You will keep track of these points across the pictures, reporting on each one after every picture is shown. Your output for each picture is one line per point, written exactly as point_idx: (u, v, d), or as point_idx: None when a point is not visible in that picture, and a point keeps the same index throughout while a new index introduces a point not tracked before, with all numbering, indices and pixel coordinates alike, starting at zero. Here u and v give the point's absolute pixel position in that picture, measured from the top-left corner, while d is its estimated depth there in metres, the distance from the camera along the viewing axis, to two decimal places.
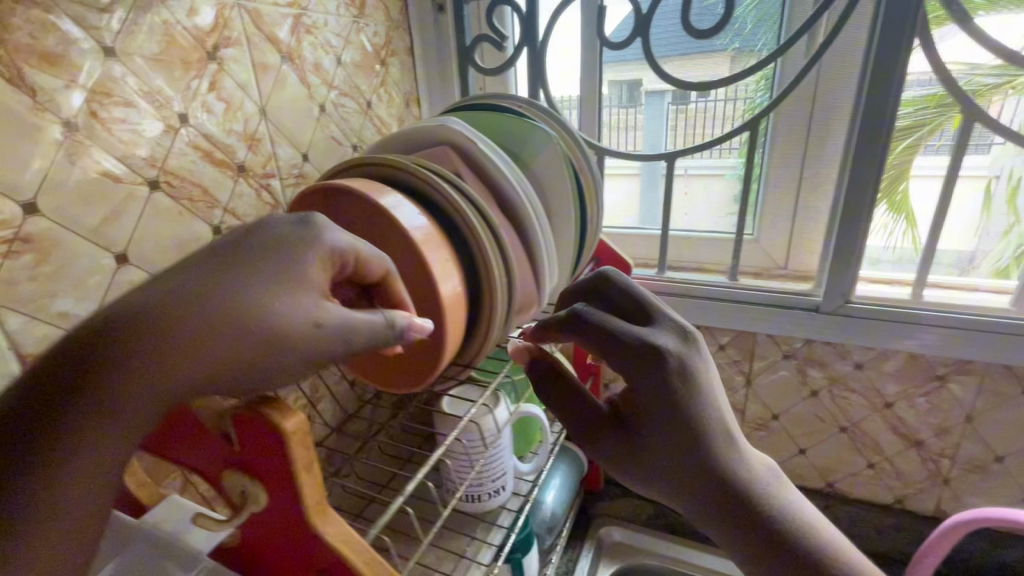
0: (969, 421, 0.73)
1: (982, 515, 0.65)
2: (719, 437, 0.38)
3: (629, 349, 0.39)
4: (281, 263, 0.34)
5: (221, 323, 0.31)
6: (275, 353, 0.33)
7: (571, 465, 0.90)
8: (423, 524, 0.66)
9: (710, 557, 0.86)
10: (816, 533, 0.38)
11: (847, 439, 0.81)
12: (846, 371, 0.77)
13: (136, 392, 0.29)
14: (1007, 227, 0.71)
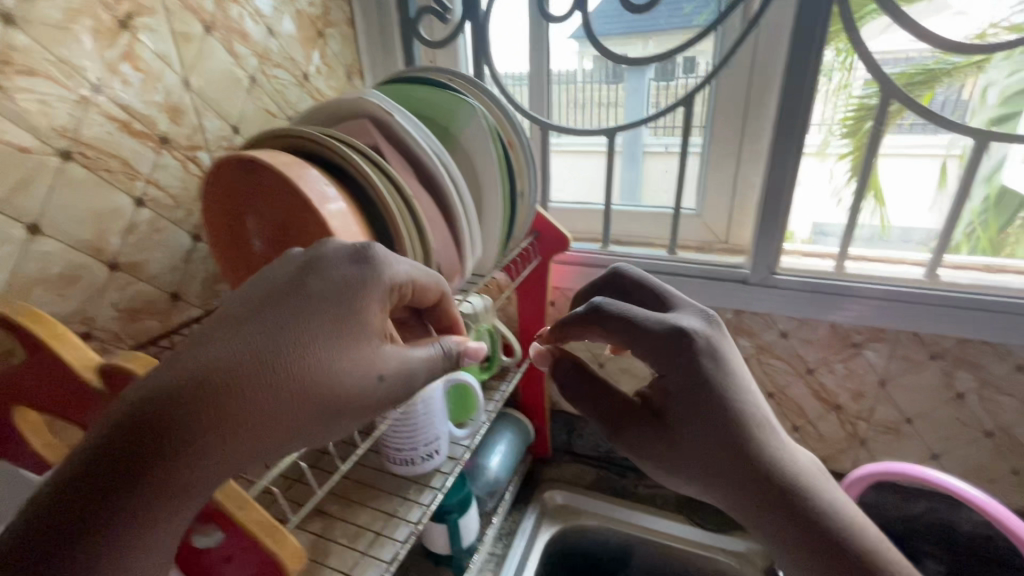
0: (882, 384, 0.77)
1: (884, 469, 0.70)
2: (743, 414, 0.45)
3: (653, 338, 0.47)
4: (356, 310, 0.41)
5: (309, 369, 0.38)
6: (356, 392, 0.40)
7: (518, 433, 0.93)
8: (358, 486, 0.67)
9: (647, 517, 0.90)
10: (833, 502, 0.44)
11: (774, 404, 0.85)
12: (773, 340, 0.81)
13: (237, 432, 0.35)
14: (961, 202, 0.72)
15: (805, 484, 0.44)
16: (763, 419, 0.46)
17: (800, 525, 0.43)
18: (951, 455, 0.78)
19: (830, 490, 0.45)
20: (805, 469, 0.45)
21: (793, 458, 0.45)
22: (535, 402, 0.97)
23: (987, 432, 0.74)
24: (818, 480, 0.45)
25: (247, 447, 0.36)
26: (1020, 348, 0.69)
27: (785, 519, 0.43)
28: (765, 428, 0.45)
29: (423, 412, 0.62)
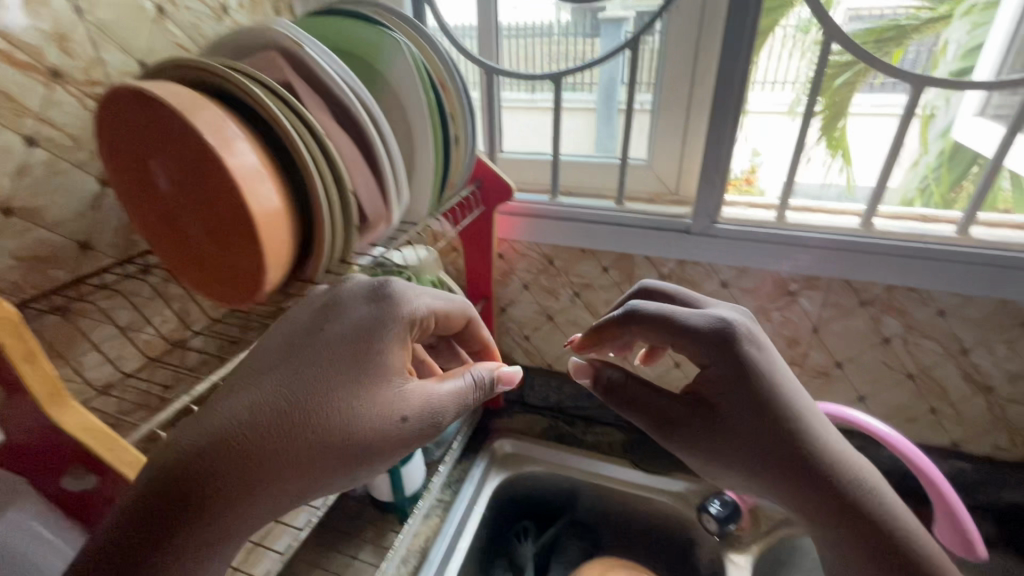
0: (815, 331, 0.80)
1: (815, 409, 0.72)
2: (802, 412, 0.48)
3: (702, 337, 0.49)
4: (375, 353, 0.46)
5: (341, 412, 0.43)
6: (380, 436, 0.44)
7: None
8: None
9: (593, 463, 0.93)
10: (875, 496, 0.48)
11: None
12: (713, 289, 0.82)
13: (264, 480, 0.39)
14: (917, 158, 0.75)
15: (855, 480, 0.48)
16: (816, 418, 0.49)
17: (851, 520, 0.47)
18: (876, 397, 0.81)
19: (875, 484, 0.49)
20: (856, 467, 0.49)
21: (846, 455, 0.49)
22: None
23: (909, 374, 0.78)
24: (867, 477, 0.49)
25: (281, 490, 0.40)
26: (943, 294, 0.71)
27: (837, 513, 0.47)
28: (821, 426, 0.49)
29: None
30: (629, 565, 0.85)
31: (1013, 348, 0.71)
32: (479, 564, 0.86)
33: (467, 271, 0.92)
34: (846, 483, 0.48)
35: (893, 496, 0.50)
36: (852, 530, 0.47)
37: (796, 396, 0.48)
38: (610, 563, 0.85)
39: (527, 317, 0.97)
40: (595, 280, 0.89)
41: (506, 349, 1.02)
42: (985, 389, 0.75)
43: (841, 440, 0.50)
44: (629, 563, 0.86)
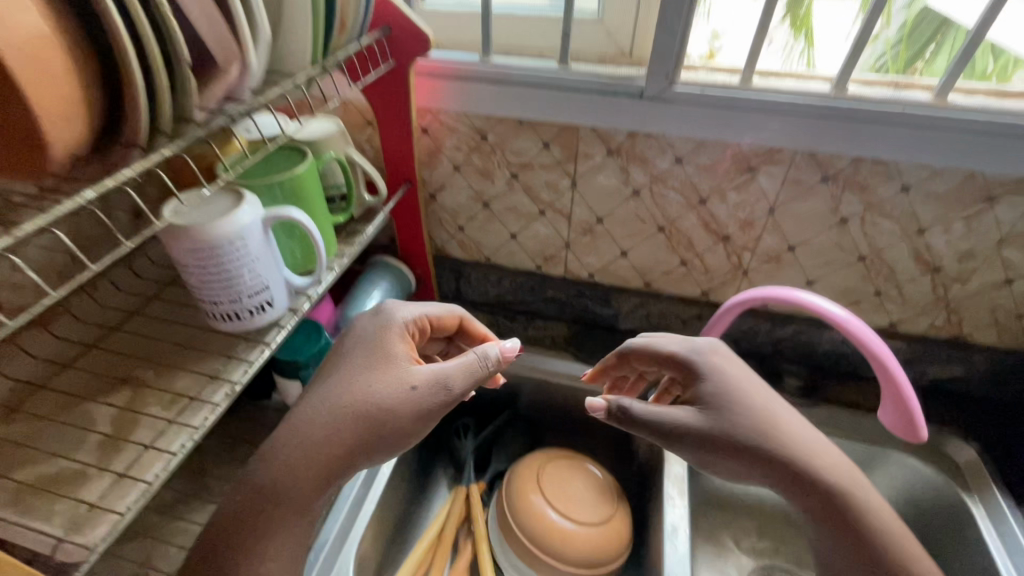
0: (771, 212, 0.73)
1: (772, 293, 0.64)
2: (769, 416, 0.57)
3: (674, 356, 0.62)
4: (381, 349, 0.56)
5: (368, 398, 0.52)
6: (395, 415, 0.52)
7: (396, 283, 0.86)
8: (160, 353, 0.56)
9: (534, 359, 0.89)
10: (842, 483, 0.55)
11: (664, 237, 0.80)
12: (666, 167, 0.73)
13: (303, 480, 0.49)
14: (879, 29, 0.67)
15: (823, 471, 0.55)
16: (784, 418, 0.57)
17: (819, 504, 0.55)
18: (825, 281, 0.78)
19: (842, 473, 0.56)
20: (823, 459, 0.56)
21: (814, 449, 0.56)
22: (414, 249, 0.87)
23: (861, 256, 0.74)
24: (835, 471, 0.56)
25: (322, 476, 0.50)
26: (911, 167, 0.65)
27: (807, 498, 0.55)
28: (787, 427, 0.57)
29: (243, 255, 0.51)
30: (570, 455, 0.83)
31: (969, 225, 0.68)
32: (416, 466, 0.84)
33: (383, 148, 0.77)
34: (814, 473, 0.55)
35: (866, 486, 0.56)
36: (816, 509, 0.55)
37: (764, 399, 0.58)
38: (552, 453, 0.83)
39: (460, 204, 0.85)
40: (535, 159, 0.77)
41: (438, 242, 0.92)
42: (933, 269, 0.72)
43: (815, 436, 0.58)
44: (570, 452, 0.84)
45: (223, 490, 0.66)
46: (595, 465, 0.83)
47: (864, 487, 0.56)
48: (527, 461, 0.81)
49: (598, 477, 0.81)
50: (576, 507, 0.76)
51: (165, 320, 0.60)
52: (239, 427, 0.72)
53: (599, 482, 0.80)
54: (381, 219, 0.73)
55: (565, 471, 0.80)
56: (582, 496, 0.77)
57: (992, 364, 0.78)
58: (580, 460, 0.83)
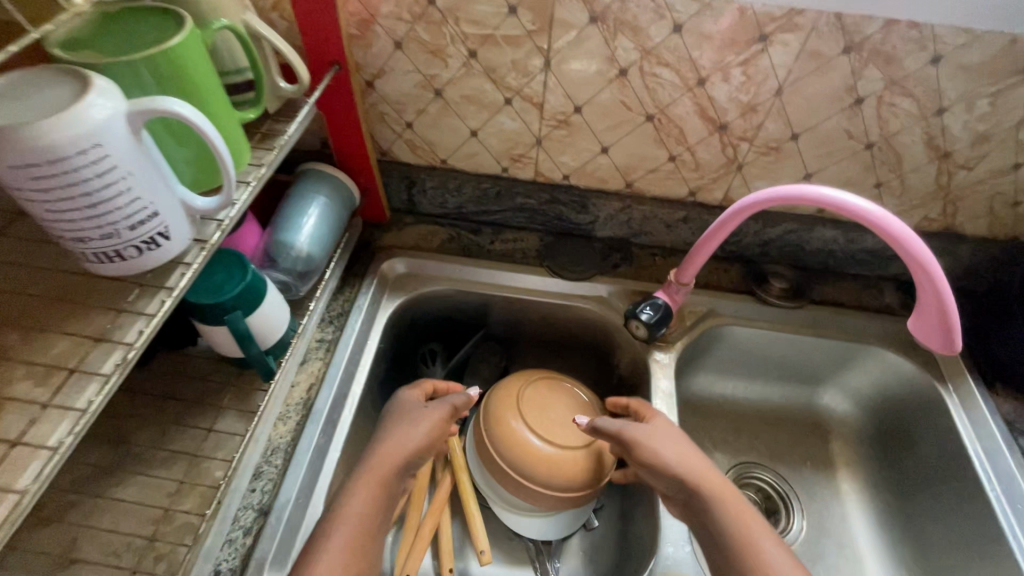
0: (778, 93, 0.62)
1: (786, 195, 0.54)
2: (647, 446, 0.59)
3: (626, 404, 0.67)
4: (401, 399, 0.64)
5: (398, 426, 0.60)
6: (420, 429, 0.60)
7: (336, 195, 0.69)
8: (22, 309, 0.42)
9: (507, 276, 0.80)
10: (725, 508, 0.54)
11: (652, 128, 0.68)
12: (661, 37, 0.59)
13: (352, 502, 0.52)
14: None
15: (701, 495, 0.55)
16: (667, 446, 0.59)
17: (702, 527, 0.55)
18: (826, 173, 0.70)
19: (727, 500, 0.54)
20: (708, 487, 0.55)
21: (705, 474, 0.57)
22: (354, 153, 0.71)
23: (869, 143, 0.66)
24: (718, 496, 0.54)
25: (377, 488, 0.54)
26: (948, 31, 0.55)
27: (696, 521, 0.56)
28: (667, 454, 0.58)
29: (107, 172, 0.36)
30: (551, 376, 0.77)
31: (995, 102, 0.60)
32: (381, 399, 0.75)
33: (296, 17, 0.58)
34: (698, 492, 0.55)
35: (777, 552, 0.51)
36: (702, 535, 0.55)
37: (649, 428, 0.61)
38: (533, 376, 0.76)
39: (405, 93, 0.69)
40: (498, 29, 0.61)
41: (383, 144, 0.76)
42: (942, 155, 0.66)
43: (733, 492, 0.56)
44: (551, 373, 0.77)
45: (155, 457, 0.56)
46: (578, 386, 0.77)
47: (759, 528, 0.53)
48: (504, 388, 0.74)
49: (581, 397, 0.75)
50: (561, 431, 0.70)
51: (24, 264, 0.44)
52: (161, 381, 0.60)
53: (583, 404, 0.74)
54: (306, 114, 0.57)
55: (548, 394, 0.74)
56: (566, 419, 0.71)
57: (979, 255, 0.75)
58: (562, 382, 0.76)
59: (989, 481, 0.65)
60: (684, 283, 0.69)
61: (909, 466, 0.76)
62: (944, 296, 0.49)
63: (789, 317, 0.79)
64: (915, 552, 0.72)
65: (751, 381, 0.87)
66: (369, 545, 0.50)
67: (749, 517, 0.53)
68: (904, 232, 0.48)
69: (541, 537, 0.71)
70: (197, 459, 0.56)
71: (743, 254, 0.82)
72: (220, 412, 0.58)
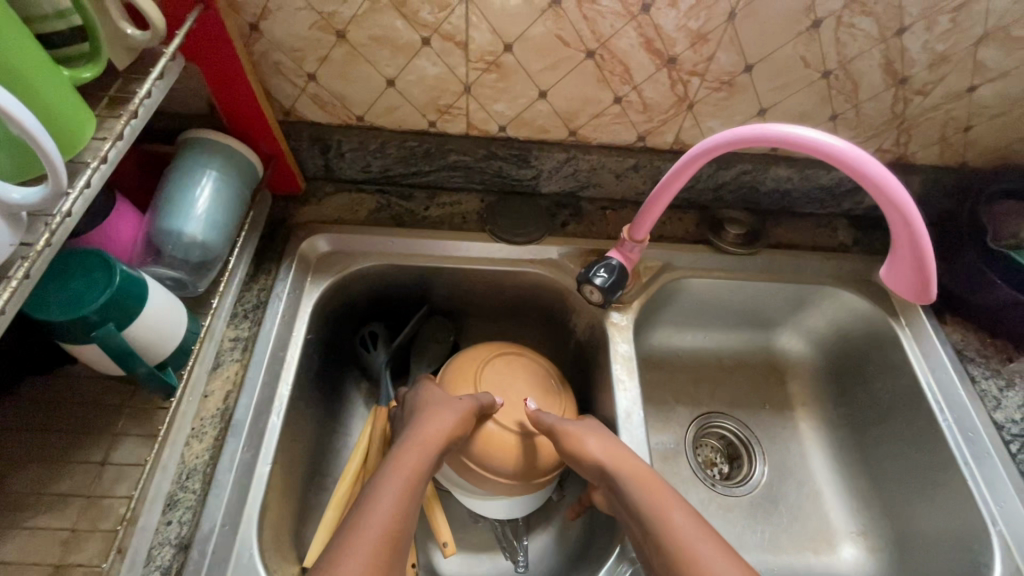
0: (730, 18, 0.55)
1: (735, 138, 0.49)
2: (572, 444, 0.56)
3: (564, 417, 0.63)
4: (421, 390, 0.62)
5: (430, 412, 0.58)
6: (460, 408, 0.58)
7: (233, 167, 0.58)
8: None
9: (446, 243, 0.71)
10: (637, 489, 0.51)
11: (594, 65, 0.60)
12: None
13: (392, 475, 0.50)
14: None
15: (618, 483, 0.52)
16: (589, 440, 0.56)
17: (623, 510, 0.52)
18: (782, 107, 0.64)
19: (638, 479, 0.52)
20: (626, 473, 0.53)
21: (618, 462, 0.54)
22: (247, 114, 0.59)
23: (826, 71, 0.60)
24: (629, 476, 0.52)
25: (417, 464, 0.52)
26: None
27: (618, 506, 0.53)
28: (589, 448, 0.55)
29: None
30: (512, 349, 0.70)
31: (955, 18, 0.55)
32: (318, 393, 0.67)
33: None
34: (610, 478, 0.53)
35: (685, 518, 0.48)
36: (625, 518, 0.52)
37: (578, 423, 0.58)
38: (491, 350, 0.70)
39: (301, 37, 0.57)
40: None
41: (284, 101, 0.64)
42: (899, 81, 0.61)
43: (640, 467, 0.53)
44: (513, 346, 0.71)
45: (37, 503, 0.46)
46: (542, 360, 0.71)
47: (669, 496, 0.50)
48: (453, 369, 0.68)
49: (545, 372, 0.69)
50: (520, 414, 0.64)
51: None
52: (37, 411, 0.50)
53: (547, 380, 0.68)
54: (165, 70, 0.45)
55: (507, 374, 0.67)
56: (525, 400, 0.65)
57: (929, 185, 0.74)
58: (524, 357, 0.70)
59: (941, 411, 0.66)
60: (639, 239, 0.63)
61: (864, 402, 0.76)
62: (917, 235, 0.44)
63: (746, 265, 0.75)
64: (871, 483, 0.73)
65: (709, 331, 0.84)
66: (412, 516, 0.48)
67: (659, 489, 0.51)
68: (875, 167, 0.44)
69: (507, 518, 0.67)
70: (91, 500, 0.47)
71: (697, 201, 0.77)
72: (116, 440, 0.49)
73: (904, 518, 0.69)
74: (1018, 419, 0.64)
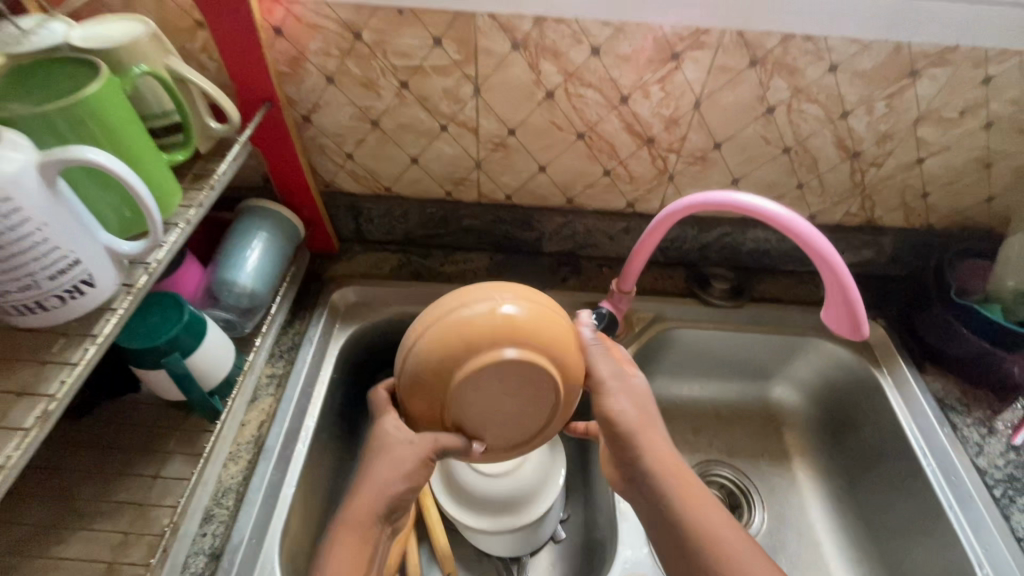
0: (697, 106, 0.66)
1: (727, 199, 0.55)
2: (608, 409, 0.54)
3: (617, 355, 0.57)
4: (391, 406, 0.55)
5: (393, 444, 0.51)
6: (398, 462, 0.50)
7: (280, 230, 0.69)
8: None
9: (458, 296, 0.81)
10: (681, 498, 0.50)
11: (584, 145, 0.71)
12: (581, 60, 0.62)
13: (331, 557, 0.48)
14: None
15: (645, 473, 0.52)
16: (619, 404, 0.53)
17: (656, 511, 0.51)
18: (751, 178, 0.73)
19: (683, 488, 0.50)
20: (667, 474, 0.51)
21: (661, 461, 0.52)
22: (296, 186, 0.72)
23: (786, 148, 0.70)
24: (672, 479, 0.51)
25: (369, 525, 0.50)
26: (840, 43, 0.59)
27: (647, 505, 0.52)
28: (621, 413, 0.53)
29: (19, 223, 0.36)
30: (469, 313, 0.48)
31: (892, 104, 0.65)
32: (340, 429, 0.74)
33: (225, 61, 0.58)
34: (647, 474, 0.52)
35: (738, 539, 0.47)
36: (655, 519, 0.51)
37: (619, 382, 0.54)
38: (432, 332, 0.48)
39: (343, 126, 0.70)
40: (426, 60, 0.63)
41: (325, 176, 0.76)
42: (853, 154, 0.70)
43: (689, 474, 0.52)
44: (456, 314, 0.48)
45: (96, 513, 0.53)
46: (519, 335, 0.47)
47: (714, 508, 0.50)
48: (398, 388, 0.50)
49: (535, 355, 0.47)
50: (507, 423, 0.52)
51: None
52: (104, 431, 0.59)
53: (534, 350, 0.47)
54: (238, 153, 0.57)
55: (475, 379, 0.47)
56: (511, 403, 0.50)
57: (899, 245, 0.80)
58: (494, 355, 0.46)
59: (925, 456, 0.69)
60: (626, 291, 0.71)
61: (856, 450, 0.79)
62: (849, 292, 0.51)
63: (733, 316, 0.82)
64: (868, 532, 0.75)
65: (705, 380, 0.89)
66: None
67: (710, 504, 0.50)
68: (809, 230, 0.52)
69: (510, 554, 0.72)
70: (142, 510, 0.54)
71: (685, 260, 0.85)
72: (168, 457, 0.57)
73: (902, 567, 0.69)
74: (1001, 465, 0.67)
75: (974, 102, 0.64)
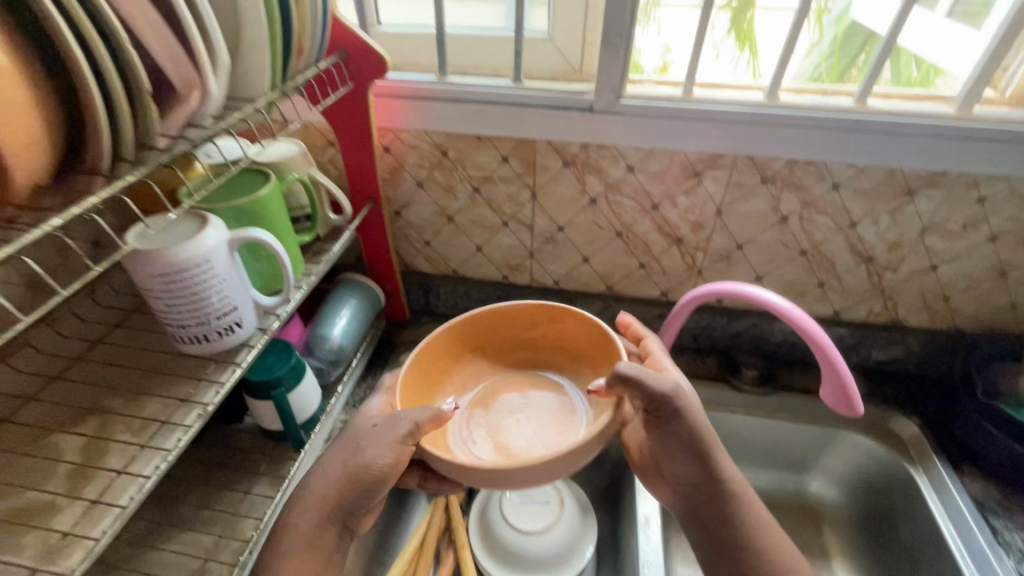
0: (719, 214, 0.78)
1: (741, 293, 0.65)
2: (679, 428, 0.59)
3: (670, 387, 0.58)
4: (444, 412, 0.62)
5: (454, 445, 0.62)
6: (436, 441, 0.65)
7: (366, 300, 0.85)
8: (122, 377, 0.56)
9: None
10: (739, 504, 0.60)
11: (622, 242, 0.83)
12: (619, 175, 0.77)
13: None
14: (813, 43, 0.71)
15: (711, 484, 0.60)
16: (676, 428, 0.59)
17: (713, 516, 0.60)
18: (774, 275, 0.83)
19: (741, 496, 0.60)
20: (727, 483, 0.60)
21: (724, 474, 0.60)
22: (382, 265, 0.88)
23: (802, 251, 0.79)
24: (730, 489, 0.60)
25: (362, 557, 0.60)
26: (839, 167, 0.71)
27: (705, 510, 0.61)
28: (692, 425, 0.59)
29: (214, 277, 0.52)
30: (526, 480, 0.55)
31: (895, 217, 0.74)
32: None
33: (347, 171, 0.78)
34: (711, 486, 0.60)
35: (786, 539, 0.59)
36: (712, 522, 0.61)
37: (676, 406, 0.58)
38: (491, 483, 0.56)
39: (425, 220, 0.87)
40: (495, 172, 0.80)
41: (407, 258, 0.93)
42: (867, 259, 0.78)
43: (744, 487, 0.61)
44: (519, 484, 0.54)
45: (199, 515, 0.65)
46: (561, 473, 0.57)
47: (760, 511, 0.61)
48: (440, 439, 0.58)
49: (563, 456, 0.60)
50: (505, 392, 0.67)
51: (140, 337, 0.61)
52: (213, 450, 0.72)
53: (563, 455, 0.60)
54: (347, 237, 0.75)
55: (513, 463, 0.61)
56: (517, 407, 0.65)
57: (928, 344, 0.84)
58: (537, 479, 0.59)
59: (963, 557, 0.68)
60: None
61: (896, 551, 0.78)
62: (846, 368, 0.61)
63: (762, 403, 0.87)
64: None
65: (740, 466, 0.92)
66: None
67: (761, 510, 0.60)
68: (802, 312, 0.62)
69: None
70: (234, 518, 0.65)
71: (717, 347, 0.92)
72: (257, 476, 0.69)
73: None
74: None
75: (973, 217, 0.72)
